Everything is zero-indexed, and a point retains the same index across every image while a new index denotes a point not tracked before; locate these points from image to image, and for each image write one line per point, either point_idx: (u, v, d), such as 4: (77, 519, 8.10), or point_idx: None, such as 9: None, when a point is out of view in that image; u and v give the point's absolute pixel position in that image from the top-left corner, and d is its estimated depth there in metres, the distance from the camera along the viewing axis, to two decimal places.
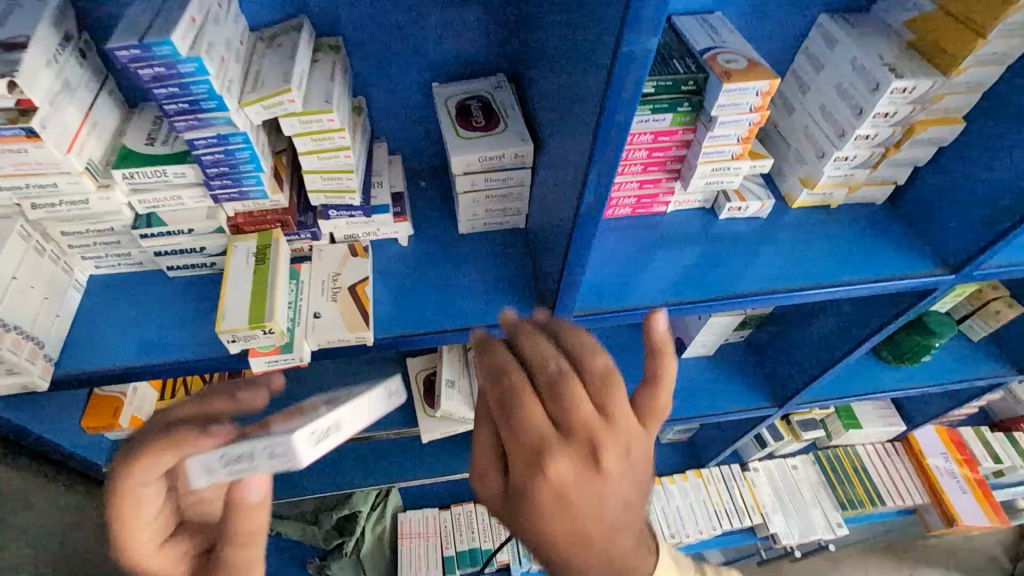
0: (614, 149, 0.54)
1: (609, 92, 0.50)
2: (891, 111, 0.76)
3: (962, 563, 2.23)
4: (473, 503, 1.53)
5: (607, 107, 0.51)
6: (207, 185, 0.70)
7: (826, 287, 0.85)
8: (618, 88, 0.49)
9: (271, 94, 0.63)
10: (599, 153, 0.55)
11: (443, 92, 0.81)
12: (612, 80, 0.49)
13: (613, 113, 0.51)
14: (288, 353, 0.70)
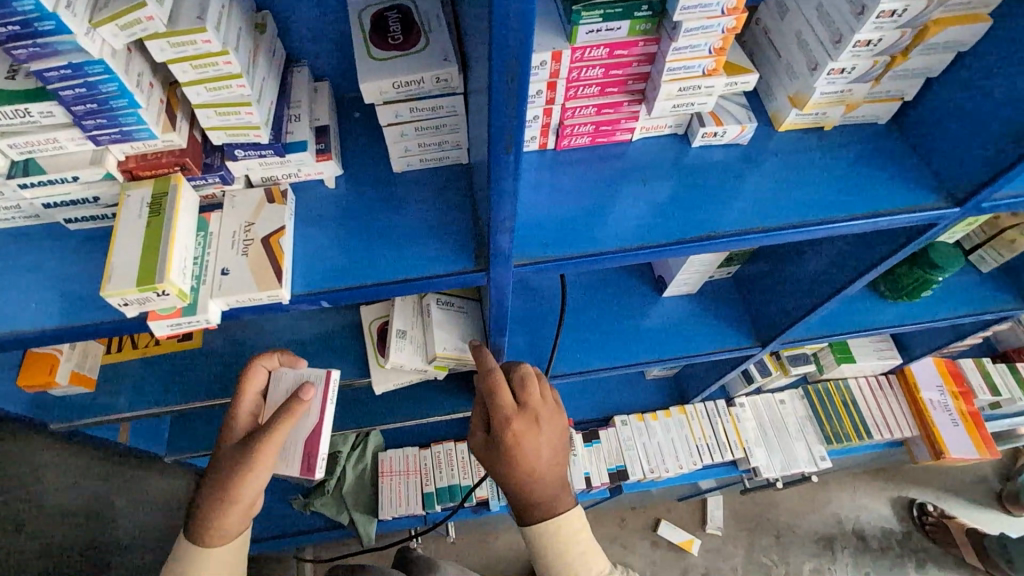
0: (519, 69, 0.44)
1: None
2: (899, 8, 0.61)
3: (951, 485, 2.25)
4: (453, 443, 1.53)
5: (494, 20, 0.41)
6: (79, 125, 0.60)
7: (807, 225, 0.75)
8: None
9: (124, 11, 0.51)
10: (499, 75, 0.45)
11: (359, 3, 0.69)
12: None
13: (503, 25, 0.41)
14: (191, 315, 0.64)
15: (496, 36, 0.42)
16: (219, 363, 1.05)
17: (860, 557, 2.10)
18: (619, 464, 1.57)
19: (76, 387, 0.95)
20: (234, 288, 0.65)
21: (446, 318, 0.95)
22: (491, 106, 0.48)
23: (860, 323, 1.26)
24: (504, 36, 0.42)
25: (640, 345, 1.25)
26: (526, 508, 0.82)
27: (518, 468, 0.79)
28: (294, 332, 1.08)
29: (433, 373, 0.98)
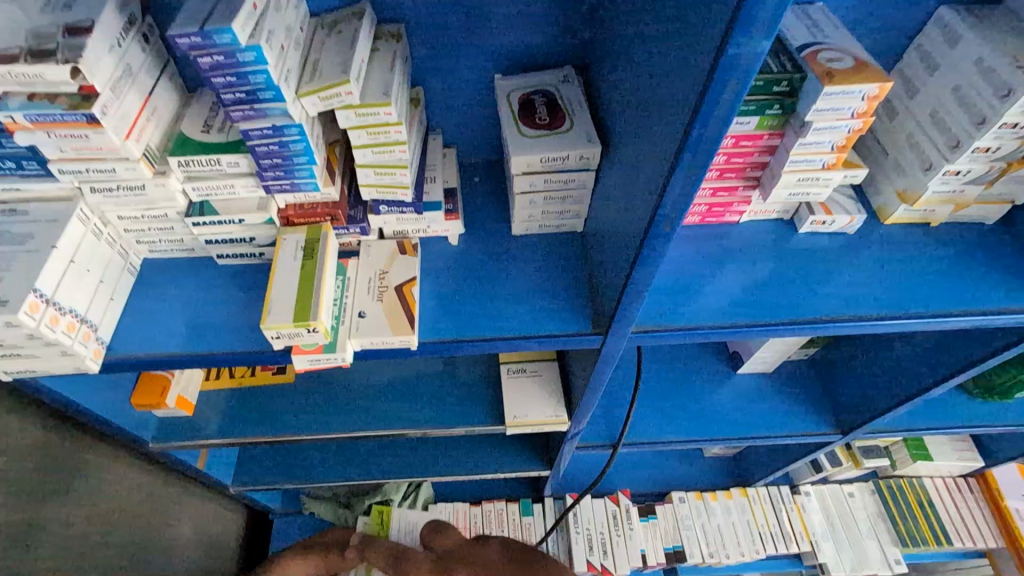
0: (698, 171, 0.49)
1: (704, 92, 0.43)
2: (1021, 121, 0.64)
3: None
4: (506, 502, 1.48)
5: (704, 107, 0.44)
6: (260, 176, 0.68)
7: (922, 316, 0.76)
8: (714, 103, 0.43)
9: (329, 85, 0.60)
10: (679, 175, 0.50)
11: (504, 86, 0.76)
12: (713, 81, 0.42)
13: (709, 113, 0.44)
14: (331, 353, 0.68)
15: (697, 126, 0.45)
16: (306, 400, 1.08)
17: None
18: (677, 544, 1.49)
19: (176, 410, 0.99)
20: (372, 331, 0.69)
21: (521, 383, 1.02)
22: (672, 181, 0.51)
23: (946, 421, 1.22)
24: (703, 127, 0.45)
25: (714, 422, 1.23)
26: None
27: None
28: (381, 373, 1.11)
29: (507, 427, 1.00)
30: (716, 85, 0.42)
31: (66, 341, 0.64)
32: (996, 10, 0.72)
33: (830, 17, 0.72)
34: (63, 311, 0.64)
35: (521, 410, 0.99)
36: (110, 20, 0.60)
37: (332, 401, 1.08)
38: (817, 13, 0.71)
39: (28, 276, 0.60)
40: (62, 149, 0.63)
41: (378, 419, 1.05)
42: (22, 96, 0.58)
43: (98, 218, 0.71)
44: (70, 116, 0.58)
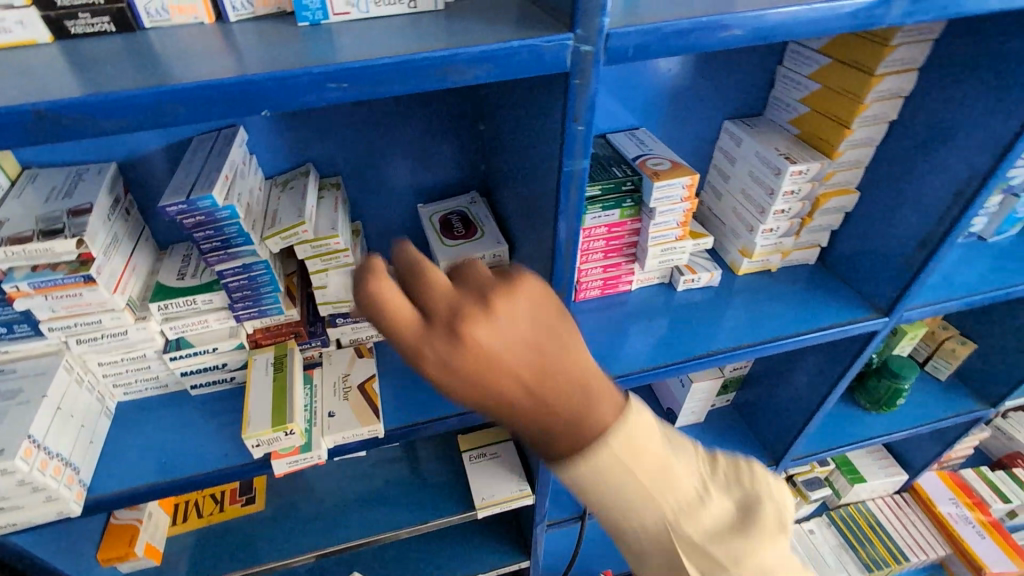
0: (571, 248, 0.67)
1: (558, 197, 0.62)
2: (795, 188, 0.92)
3: None
4: None
5: (560, 206, 0.62)
6: (232, 308, 0.81)
7: (783, 339, 0.96)
8: (567, 200, 0.62)
9: (289, 227, 0.77)
10: (560, 254, 0.67)
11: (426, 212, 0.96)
12: (560, 188, 0.60)
13: (565, 209, 0.63)
14: (307, 452, 0.77)
15: (561, 219, 0.64)
16: (278, 526, 1.10)
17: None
18: None
19: (144, 562, 0.98)
20: (341, 426, 0.79)
21: (482, 466, 1.11)
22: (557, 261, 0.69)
23: (853, 437, 1.42)
24: (566, 218, 0.63)
25: None
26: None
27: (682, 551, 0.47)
28: (350, 485, 1.16)
29: (477, 511, 1.06)
30: (564, 189, 0.61)
31: (51, 483, 0.69)
32: (761, 118, 1.03)
33: (653, 135, 0.99)
34: (49, 455, 0.70)
35: (488, 491, 1.07)
36: (103, 199, 0.74)
37: (305, 522, 1.10)
38: (642, 134, 0.99)
39: (22, 425, 0.67)
40: (54, 310, 0.73)
41: (353, 530, 1.08)
42: (26, 269, 0.69)
43: (81, 368, 0.79)
44: (69, 279, 0.69)
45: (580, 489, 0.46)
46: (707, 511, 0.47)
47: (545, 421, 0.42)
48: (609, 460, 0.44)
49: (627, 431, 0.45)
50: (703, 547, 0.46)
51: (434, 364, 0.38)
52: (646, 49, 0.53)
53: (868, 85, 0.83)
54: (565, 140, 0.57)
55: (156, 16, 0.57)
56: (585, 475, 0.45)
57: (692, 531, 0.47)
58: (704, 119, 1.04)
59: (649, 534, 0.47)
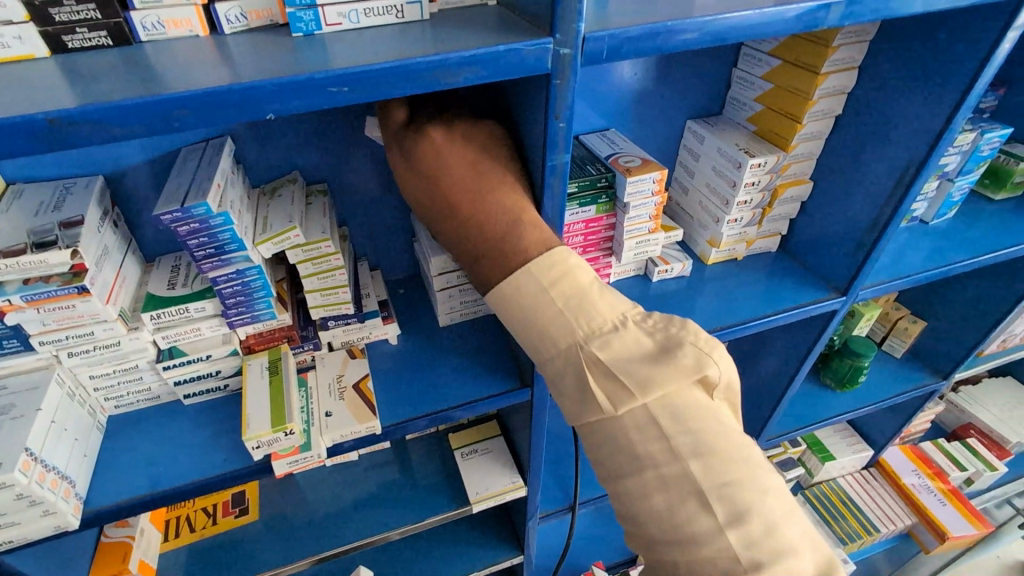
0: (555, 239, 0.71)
1: (543, 187, 0.67)
2: (755, 180, 0.99)
3: None
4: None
5: (544, 195, 0.68)
6: (225, 314, 0.82)
7: (753, 321, 1.03)
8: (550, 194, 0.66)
9: (280, 232, 0.79)
10: None
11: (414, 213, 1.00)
12: (544, 178, 0.66)
13: (549, 198, 0.68)
14: (307, 451, 0.78)
15: (546, 207, 0.69)
16: (272, 535, 1.10)
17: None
18: None
19: None
20: (339, 425, 0.81)
21: (474, 461, 1.14)
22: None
23: (821, 415, 1.51)
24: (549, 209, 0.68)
25: None
26: (580, 415, 0.59)
27: (591, 370, 0.57)
28: (345, 490, 1.17)
29: (472, 506, 1.07)
30: (547, 182, 0.66)
31: (49, 496, 0.69)
32: (720, 117, 1.11)
33: (622, 136, 1.06)
34: (46, 468, 0.69)
35: (481, 486, 1.09)
36: (93, 211, 0.75)
37: (299, 530, 1.10)
38: (612, 134, 1.05)
39: (17, 439, 0.67)
40: (45, 323, 0.73)
41: (349, 535, 1.09)
42: (17, 282, 0.69)
43: (72, 381, 0.79)
44: (63, 291, 0.70)
45: (505, 306, 0.65)
46: (620, 338, 0.57)
47: (477, 220, 0.67)
48: (529, 271, 0.62)
49: (551, 260, 0.63)
50: (611, 368, 0.56)
51: (426, 153, 0.68)
52: (619, 51, 0.59)
53: (815, 83, 0.91)
54: (547, 137, 0.62)
55: (152, 29, 0.59)
56: (501, 284, 0.64)
57: (603, 351, 0.57)
58: (668, 119, 1.11)
59: (562, 350, 0.60)
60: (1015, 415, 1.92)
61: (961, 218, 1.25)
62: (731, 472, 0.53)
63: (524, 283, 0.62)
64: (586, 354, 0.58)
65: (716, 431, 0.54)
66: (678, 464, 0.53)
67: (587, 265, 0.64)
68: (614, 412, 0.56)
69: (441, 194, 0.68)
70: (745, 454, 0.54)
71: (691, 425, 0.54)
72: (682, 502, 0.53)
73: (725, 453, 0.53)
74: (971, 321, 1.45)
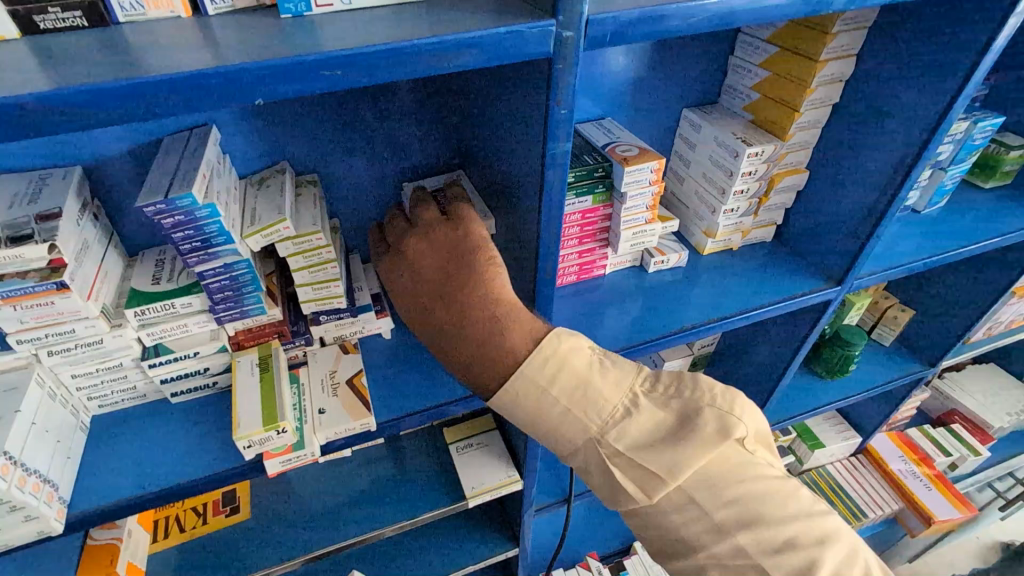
0: (555, 230, 0.69)
1: (544, 179, 0.64)
2: (753, 169, 0.98)
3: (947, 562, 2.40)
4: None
5: (545, 188, 0.65)
6: (213, 310, 0.79)
7: (749, 311, 1.03)
8: (550, 183, 0.64)
9: (269, 224, 0.76)
10: (544, 235, 0.69)
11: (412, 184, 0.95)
12: (545, 169, 0.63)
13: (550, 191, 0.65)
14: (301, 450, 0.76)
15: (546, 203, 0.66)
16: (264, 533, 1.08)
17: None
18: None
19: None
20: (334, 422, 0.79)
21: (471, 455, 1.13)
22: (540, 246, 0.71)
23: (812, 403, 1.52)
24: (549, 199, 0.66)
25: None
26: (616, 499, 0.68)
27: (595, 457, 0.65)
28: (338, 487, 1.15)
29: (468, 500, 1.06)
30: (548, 172, 0.63)
31: (32, 501, 0.66)
32: (716, 106, 1.10)
33: (618, 124, 1.04)
34: (28, 472, 0.67)
35: (477, 480, 1.08)
36: (71, 203, 0.71)
37: (293, 528, 1.08)
38: (608, 123, 1.03)
39: None
40: (23, 321, 0.69)
41: (343, 531, 1.07)
42: None
43: (53, 381, 0.76)
44: (41, 286, 0.66)
45: (510, 405, 0.69)
46: (634, 423, 0.66)
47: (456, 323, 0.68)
48: (522, 372, 0.66)
49: (543, 353, 0.66)
50: (633, 458, 0.65)
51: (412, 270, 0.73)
52: (622, 35, 0.57)
53: (813, 70, 0.90)
54: (548, 124, 0.60)
55: (131, 10, 0.56)
56: (499, 388, 0.68)
57: (620, 442, 0.65)
58: (664, 107, 1.09)
59: (581, 446, 0.68)
60: (999, 400, 1.96)
61: (953, 207, 1.26)
62: (780, 534, 0.60)
63: (525, 383, 0.67)
64: (605, 448, 0.66)
65: (750, 492, 0.63)
66: (725, 541, 0.62)
67: (578, 346, 0.68)
68: (649, 500, 0.65)
69: (428, 306, 0.71)
70: (792, 511, 0.62)
71: (727, 496, 0.62)
72: (742, 574, 0.61)
73: (769, 518, 0.61)
74: (959, 309, 1.47)
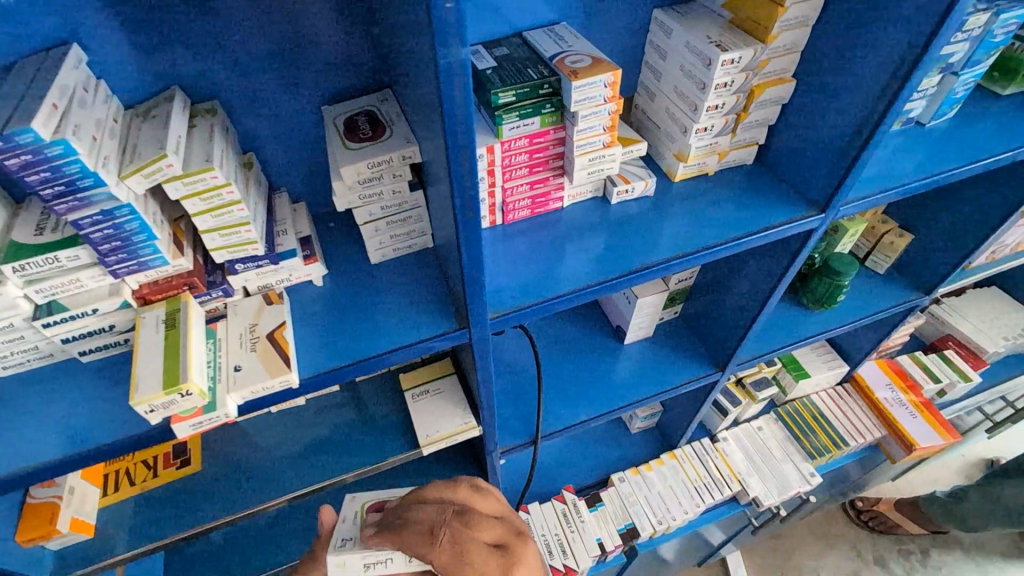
0: (468, 159, 0.57)
1: (442, 100, 0.52)
2: (728, 80, 0.85)
3: (929, 479, 2.45)
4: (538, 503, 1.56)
5: (445, 112, 0.53)
6: (103, 262, 0.70)
7: (721, 246, 0.92)
8: (449, 102, 0.52)
9: (148, 162, 0.65)
10: (456, 166, 0.58)
11: (332, 112, 0.83)
12: (440, 85, 0.51)
13: (453, 116, 0.53)
14: (213, 412, 0.70)
15: (450, 131, 0.54)
16: (220, 483, 1.06)
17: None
18: (628, 522, 1.55)
19: (75, 536, 0.93)
20: (248, 380, 0.72)
21: (425, 403, 1.07)
22: (452, 181, 0.59)
23: (797, 336, 1.45)
24: (454, 123, 0.54)
25: (617, 393, 1.36)
26: None
27: (470, 551, 0.79)
28: (294, 435, 1.13)
29: (422, 448, 1.03)
30: (445, 88, 0.51)
31: None
32: (692, 4, 0.94)
33: (574, 30, 0.89)
34: None
35: (431, 428, 1.03)
36: None
37: (246, 479, 1.07)
38: (562, 29, 0.88)
39: None
40: None
41: (296, 480, 1.06)
42: None
43: None
44: None
45: None
46: None
47: None
48: None
49: None
50: None
51: None
52: None
53: None
54: (433, 23, 0.47)
55: None
56: None
57: None
58: (628, 6, 0.93)
59: None
60: (996, 324, 1.89)
61: (962, 118, 1.12)
62: None
63: None
64: None
65: None
66: None
67: None
68: None
69: None
70: None
71: None
72: None
73: None
74: (961, 233, 1.36)
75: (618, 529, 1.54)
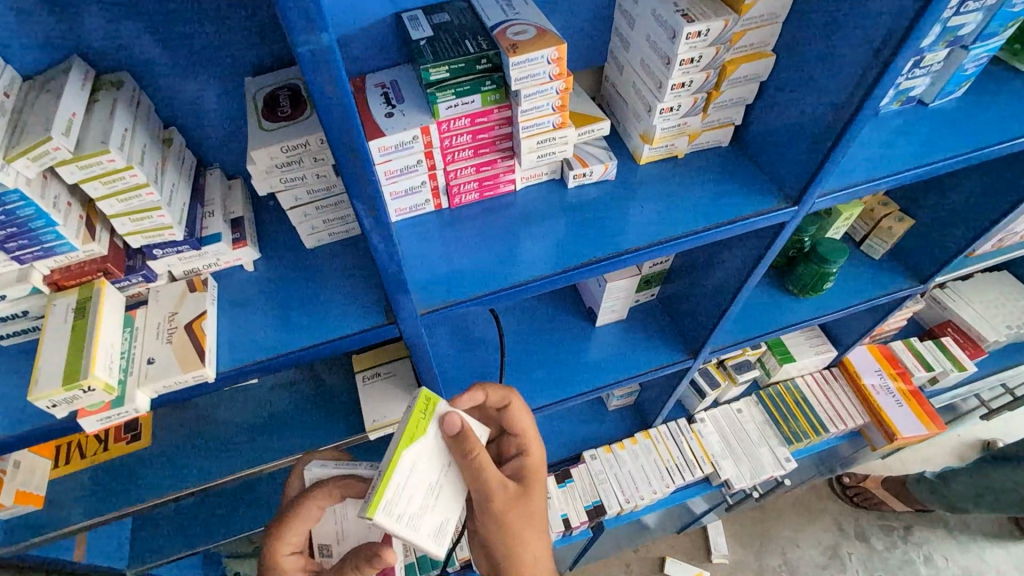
0: (358, 152, 0.51)
1: (312, 92, 0.47)
2: (695, 56, 0.75)
3: (918, 459, 2.42)
4: None
5: (319, 105, 0.47)
6: (3, 249, 0.66)
7: (682, 237, 0.85)
8: (319, 93, 0.46)
9: (33, 144, 0.59)
10: (343, 159, 0.52)
11: (254, 85, 0.77)
12: (304, 77, 0.45)
13: (329, 110, 0.48)
14: (120, 407, 0.69)
15: (328, 127, 0.49)
16: (169, 458, 1.07)
17: (868, 562, 2.17)
18: (595, 499, 1.56)
19: (23, 507, 0.96)
20: (158, 374, 0.70)
21: (375, 387, 1.05)
22: (344, 176, 0.54)
23: (778, 323, 1.39)
24: (329, 115, 0.48)
25: (585, 376, 1.32)
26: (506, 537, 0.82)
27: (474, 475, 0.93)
28: (246, 412, 1.12)
29: (368, 433, 1.01)
30: (310, 78, 0.45)
31: None
32: None
33: None
34: None
35: (379, 413, 1.01)
36: None
37: (196, 454, 1.07)
38: None
39: None
40: None
41: (245, 459, 1.05)
42: None
43: None
44: None
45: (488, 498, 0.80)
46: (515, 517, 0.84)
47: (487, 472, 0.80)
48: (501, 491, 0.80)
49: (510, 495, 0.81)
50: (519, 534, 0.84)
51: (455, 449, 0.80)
52: None
53: None
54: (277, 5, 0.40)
55: None
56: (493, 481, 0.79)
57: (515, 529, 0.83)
58: None
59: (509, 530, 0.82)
60: (1000, 311, 1.80)
61: (972, 97, 1.01)
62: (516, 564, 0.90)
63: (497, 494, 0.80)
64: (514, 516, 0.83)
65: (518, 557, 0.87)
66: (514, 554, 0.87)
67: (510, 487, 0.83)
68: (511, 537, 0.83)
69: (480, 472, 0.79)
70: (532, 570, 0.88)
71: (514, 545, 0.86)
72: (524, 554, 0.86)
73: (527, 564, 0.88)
74: (963, 220, 1.26)
75: (585, 508, 1.55)
